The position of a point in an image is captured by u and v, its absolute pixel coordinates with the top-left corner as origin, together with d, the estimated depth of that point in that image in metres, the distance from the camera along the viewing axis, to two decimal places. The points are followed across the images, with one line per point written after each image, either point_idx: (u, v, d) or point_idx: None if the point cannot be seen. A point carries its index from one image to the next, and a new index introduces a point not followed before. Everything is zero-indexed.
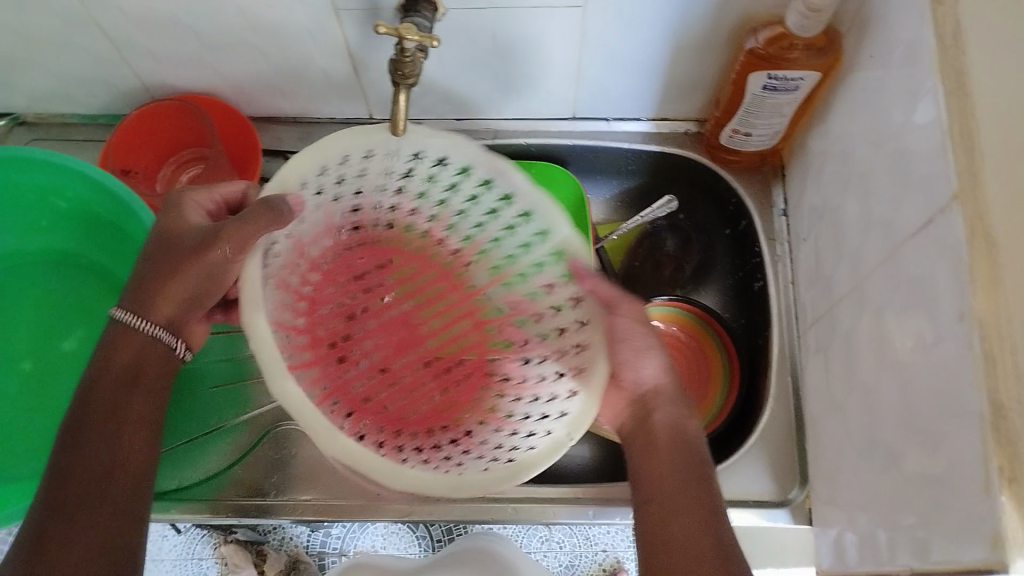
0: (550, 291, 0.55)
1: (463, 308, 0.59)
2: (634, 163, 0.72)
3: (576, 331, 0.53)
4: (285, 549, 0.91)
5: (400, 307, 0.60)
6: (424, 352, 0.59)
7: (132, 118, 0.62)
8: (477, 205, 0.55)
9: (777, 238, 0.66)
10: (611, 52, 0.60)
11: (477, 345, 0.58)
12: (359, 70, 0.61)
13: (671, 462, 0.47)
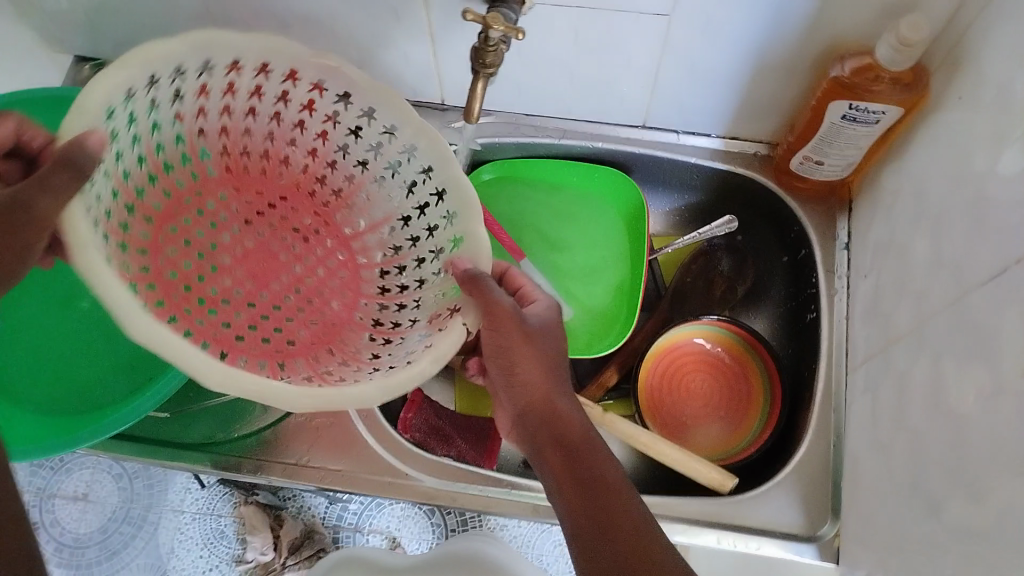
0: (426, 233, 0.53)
1: (324, 243, 0.60)
2: (698, 178, 0.71)
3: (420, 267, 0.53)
4: (301, 518, 0.95)
5: (251, 239, 0.60)
6: (289, 277, 0.59)
7: None
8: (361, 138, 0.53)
9: (836, 271, 0.65)
10: (693, 65, 0.59)
11: (348, 268, 0.58)
12: (438, 55, 0.62)
13: (596, 468, 0.48)
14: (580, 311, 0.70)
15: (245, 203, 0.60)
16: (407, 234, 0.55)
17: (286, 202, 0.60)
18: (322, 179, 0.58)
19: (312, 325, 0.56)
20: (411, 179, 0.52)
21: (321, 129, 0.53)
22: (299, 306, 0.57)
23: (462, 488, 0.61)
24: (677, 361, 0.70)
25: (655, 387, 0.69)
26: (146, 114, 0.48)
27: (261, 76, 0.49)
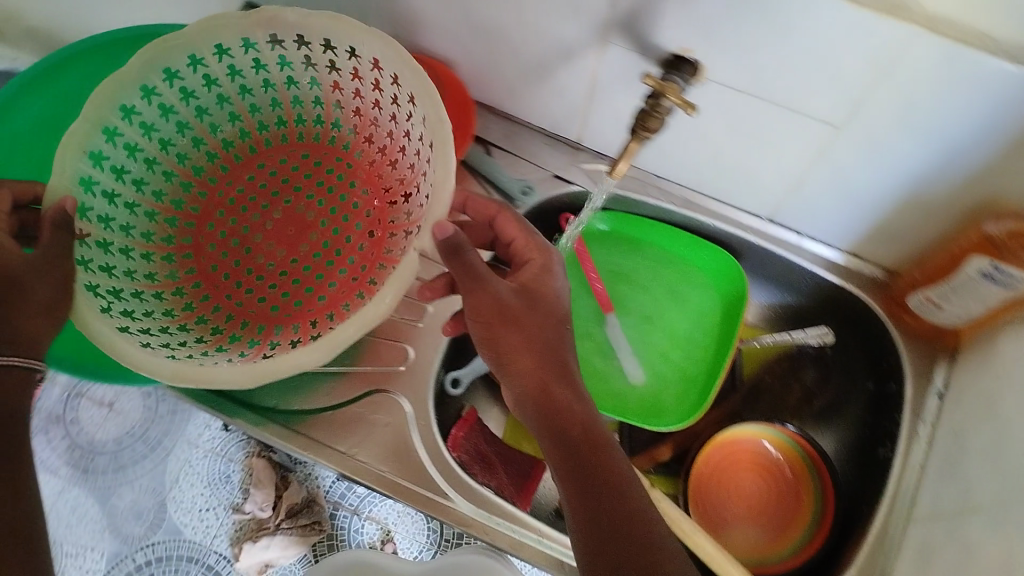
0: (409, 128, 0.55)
1: (349, 175, 0.63)
2: (806, 285, 0.70)
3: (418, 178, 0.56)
4: (306, 485, 1.01)
5: (279, 208, 0.64)
6: (321, 231, 0.63)
7: None
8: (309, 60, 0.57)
9: (921, 417, 0.63)
10: (842, 177, 0.58)
11: (374, 197, 0.62)
12: (593, 99, 0.62)
13: (576, 423, 0.49)
14: (652, 382, 0.71)
15: (265, 178, 0.64)
16: (405, 160, 0.59)
17: (309, 164, 0.64)
18: (341, 119, 0.63)
19: (344, 275, 0.61)
20: (391, 97, 0.56)
21: (344, 81, 0.58)
22: (340, 251, 0.62)
23: (495, 524, 0.61)
24: (734, 456, 0.69)
25: (705, 474, 0.68)
26: (128, 121, 0.57)
27: (261, 51, 0.57)
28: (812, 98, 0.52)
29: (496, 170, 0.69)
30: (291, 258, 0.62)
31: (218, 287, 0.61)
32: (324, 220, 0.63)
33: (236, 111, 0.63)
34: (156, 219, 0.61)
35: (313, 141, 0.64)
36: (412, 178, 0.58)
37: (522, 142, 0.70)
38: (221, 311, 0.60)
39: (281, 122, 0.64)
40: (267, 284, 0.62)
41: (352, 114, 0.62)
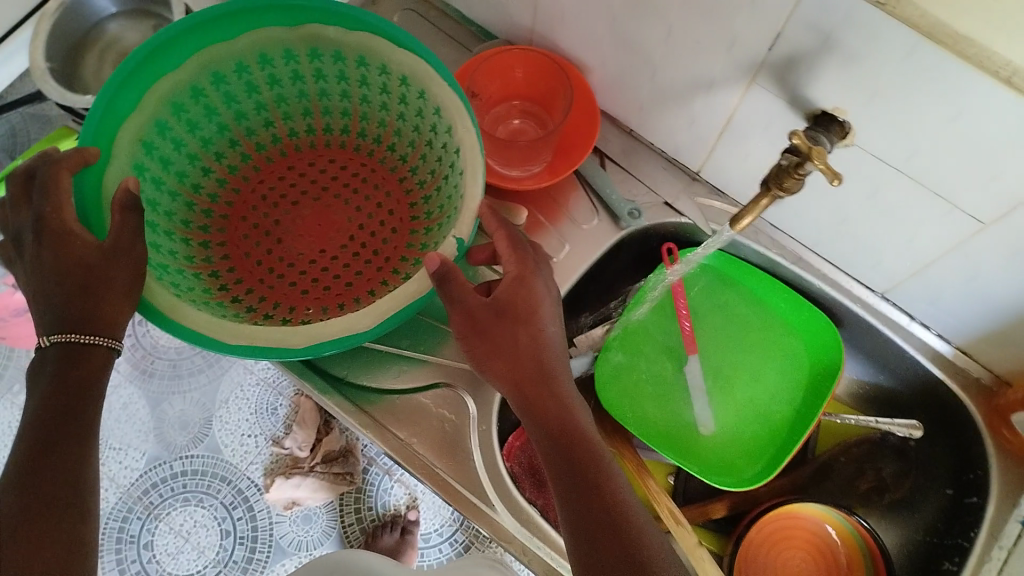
0: (442, 133, 0.57)
1: (375, 178, 0.63)
2: (905, 370, 0.66)
3: (449, 180, 0.57)
4: (347, 436, 1.03)
5: (309, 203, 0.63)
6: (348, 226, 0.62)
7: (497, 55, 0.61)
8: (369, 85, 0.59)
9: (998, 539, 0.59)
10: (971, 274, 0.54)
11: (394, 201, 0.62)
12: (725, 136, 0.58)
13: (556, 418, 0.49)
14: (725, 435, 0.68)
15: (297, 178, 0.63)
16: (428, 163, 0.60)
17: (337, 167, 0.63)
18: (365, 119, 0.62)
19: (368, 266, 0.60)
20: (418, 108, 0.58)
21: (381, 98, 0.60)
22: (361, 246, 0.61)
23: (536, 547, 0.60)
24: (792, 532, 0.66)
25: (758, 541, 0.65)
26: (191, 134, 0.58)
27: (303, 60, 0.57)
28: (963, 189, 0.48)
29: (608, 185, 0.66)
30: (320, 248, 0.61)
31: (250, 272, 0.59)
32: (356, 217, 0.62)
33: (270, 113, 0.61)
34: (194, 209, 0.60)
35: (338, 143, 0.64)
36: (435, 180, 0.60)
37: (640, 161, 0.67)
38: (244, 288, 0.59)
39: (304, 118, 0.62)
40: (297, 273, 0.60)
41: (382, 120, 0.61)
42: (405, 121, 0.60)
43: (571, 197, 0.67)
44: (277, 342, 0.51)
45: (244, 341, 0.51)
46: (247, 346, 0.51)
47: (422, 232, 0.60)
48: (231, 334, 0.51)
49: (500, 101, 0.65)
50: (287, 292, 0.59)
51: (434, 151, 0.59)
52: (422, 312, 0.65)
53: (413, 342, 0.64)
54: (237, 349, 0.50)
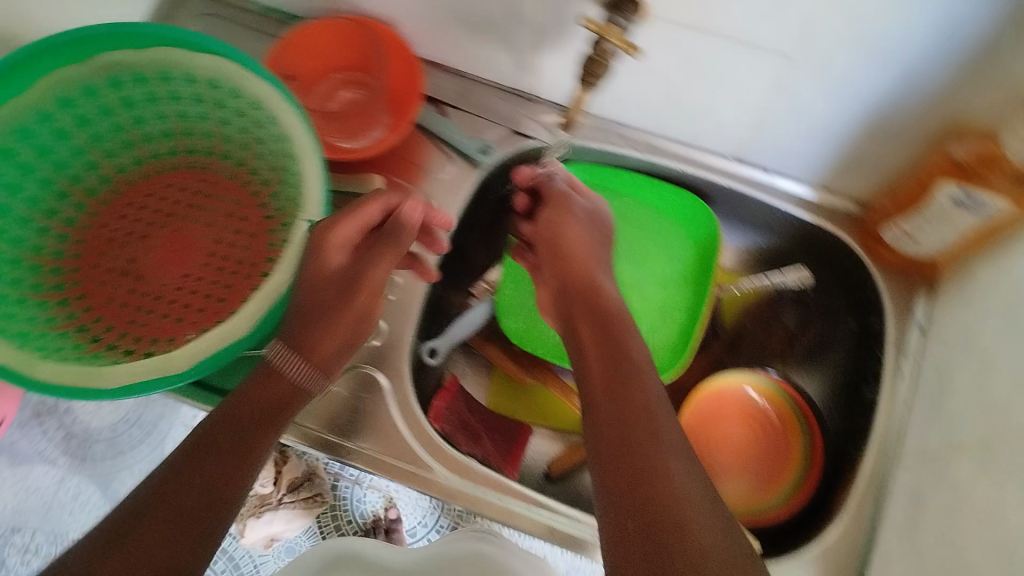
0: (265, 125, 0.56)
1: (216, 190, 0.62)
2: (780, 223, 0.68)
3: (284, 168, 0.57)
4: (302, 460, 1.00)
5: (161, 235, 0.63)
6: (204, 246, 0.62)
7: (293, 34, 0.61)
8: (183, 99, 0.57)
9: (904, 352, 0.61)
10: (805, 106, 0.56)
11: (244, 208, 0.61)
12: (542, 46, 0.58)
13: (634, 396, 0.48)
14: None
15: (141, 210, 0.62)
16: (266, 161, 0.58)
17: (176, 191, 0.62)
18: (190, 134, 0.60)
19: (232, 277, 0.60)
20: (235, 108, 0.56)
21: (198, 109, 0.58)
22: (222, 261, 0.61)
23: (482, 493, 0.59)
24: (720, 409, 0.67)
25: (693, 428, 0.66)
26: (13, 195, 0.54)
27: (105, 93, 0.55)
28: (765, 29, 0.49)
29: (451, 130, 0.66)
30: (184, 274, 0.62)
31: (117, 315, 0.58)
32: (209, 232, 0.62)
33: (91, 155, 0.58)
34: (42, 269, 0.56)
35: (172, 166, 0.62)
36: (277, 176, 0.58)
37: (475, 98, 0.66)
38: (117, 332, 0.57)
39: (128, 151, 0.60)
40: (165, 303, 0.60)
41: (207, 131, 0.59)
42: (228, 125, 0.58)
43: (421, 150, 0.67)
44: (154, 372, 0.49)
45: (119, 381, 0.49)
46: (117, 388, 0.49)
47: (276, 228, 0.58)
48: (100, 380, 0.49)
49: (320, 79, 0.65)
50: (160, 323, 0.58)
51: (264, 145, 0.57)
52: None
53: None
54: (112, 393, 0.49)
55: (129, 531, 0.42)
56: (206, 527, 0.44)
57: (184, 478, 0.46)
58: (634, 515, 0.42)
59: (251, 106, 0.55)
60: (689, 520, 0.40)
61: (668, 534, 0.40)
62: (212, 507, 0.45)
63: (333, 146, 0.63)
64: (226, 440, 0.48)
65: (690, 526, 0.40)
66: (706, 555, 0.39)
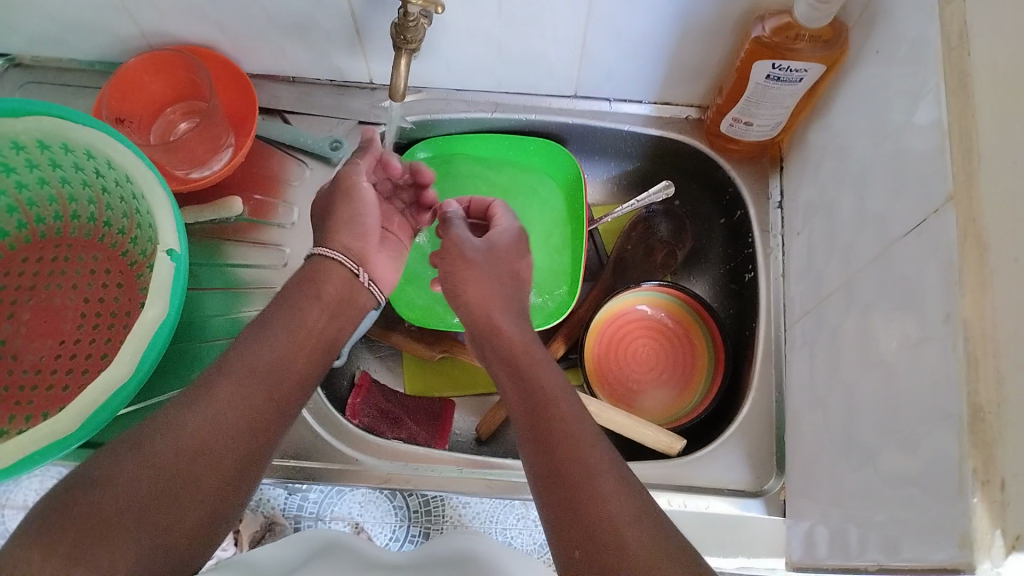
0: (101, 170, 0.58)
1: (75, 253, 0.61)
2: (633, 146, 0.71)
3: (128, 203, 0.59)
4: None
5: (27, 312, 0.60)
6: (77, 308, 0.60)
7: (110, 83, 0.61)
8: (14, 171, 0.58)
9: (770, 231, 0.65)
10: (616, 30, 0.59)
11: (108, 259, 0.61)
12: (361, 31, 0.60)
13: (538, 385, 0.50)
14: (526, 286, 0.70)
15: (0, 294, 0.60)
16: (116, 210, 0.60)
17: (36, 270, 0.61)
18: (34, 204, 0.60)
19: (110, 330, 0.60)
20: (69, 162, 0.57)
21: (31, 175, 0.58)
22: (97, 318, 0.60)
23: (415, 470, 0.61)
24: (620, 332, 0.69)
25: (602, 356, 0.69)
26: None
27: None
28: None
29: (301, 134, 0.68)
30: (60, 342, 0.59)
31: (3, 401, 0.55)
32: (78, 295, 0.60)
33: None
34: None
35: (23, 241, 0.61)
36: (131, 221, 0.60)
37: (316, 99, 0.69)
38: (5, 415, 0.54)
39: None
40: (47, 374, 0.57)
41: (51, 195, 0.60)
42: (69, 184, 0.59)
43: (273, 161, 0.68)
44: (44, 441, 0.48)
45: (11, 459, 0.47)
46: (10, 467, 0.47)
47: (143, 272, 0.60)
48: None
49: (155, 117, 0.65)
50: (45, 394, 0.57)
51: (106, 189, 0.59)
52: (203, 341, 0.62)
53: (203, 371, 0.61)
54: (6, 474, 0.47)
55: (89, 493, 0.38)
56: (213, 493, 0.43)
57: (184, 430, 0.43)
58: (547, 479, 0.44)
59: (82, 155, 0.57)
60: (608, 500, 0.41)
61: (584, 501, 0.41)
62: (214, 473, 0.43)
63: (180, 178, 0.63)
64: (216, 417, 0.45)
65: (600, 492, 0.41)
66: (614, 516, 0.40)
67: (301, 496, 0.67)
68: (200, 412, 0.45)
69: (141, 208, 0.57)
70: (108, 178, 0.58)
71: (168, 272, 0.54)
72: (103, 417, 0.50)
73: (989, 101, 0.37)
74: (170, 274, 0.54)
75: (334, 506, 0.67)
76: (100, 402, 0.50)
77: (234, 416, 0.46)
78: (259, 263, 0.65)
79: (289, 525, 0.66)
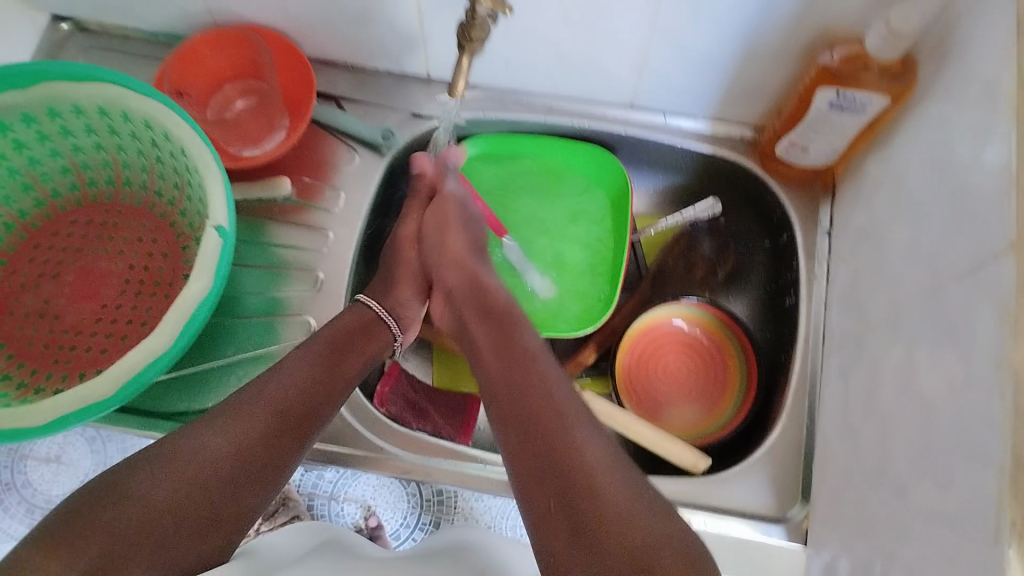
0: (158, 139, 0.58)
1: (124, 218, 0.62)
2: (683, 160, 0.71)
3: (182, 175, 0.59)
4: None
5: (71, 273, 0.61)
6: (120, 273, 0.61)
7: (175, 57, 0.61)
8: (73, 134, 0.59)
9: (816, 258, 0.64)
10: (679, 44, 0.59)
11: (155, 229, 0.62)
12: (425, 25, 0.61)
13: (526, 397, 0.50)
14: (562, 290, 0.70)
15: (48, 252, 0.61)
16: (168, 180, 0.60)
17: (84, 232, 0.62)
18: (88, 167, 0.62)
19: (151, 299, 0.60)
20: (127, 129, 0.58)
21: (88, 139, 0.59)
22: (140, 284, 0.61)
23: (437, 463, 0.61)
24: (652, 345, 0.69)
25: (632, 366, 0.68)
26: None
27: None
28: None
29: (353, 121, 0.68)
30: (102, 306, 0.60)
31: (41, 357, 0.57)
32: (123, 261, 0.61)
33: None
34: None
35: (74, 203, 0.62)
36: (182, 193, 0.60)
37: (371, 88, 0.69)
38: (42, 373, 0.56)
39: (29, 195, 0.60)
40: (87, 336, 0.59)
41: (105, 160, 0.61)
42: (125, 150, 0.60)
43: (325, 145, 0.68)
44: (79, 403, 0.49)
45: (44, 417, 0.48)
46: (46, 425, 0.48)
47: (189, 245, 0.60)
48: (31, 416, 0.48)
49: (213, 92, 0.66)
50: (84, 356, 0.58)
51: (161, 159, 0.59)
52: (241, 317, 0.63)
53: (238, 347, 0.62)
54: (40, 432, 0.48)
55: (110, 507, 0.40)
56: (235, 504, 0.44)
57: (209, 447, 0.45)
58: (528, 477, 0.46)
59: (139, 123, 0.57)
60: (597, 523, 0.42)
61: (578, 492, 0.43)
62: (235, 488, 0.45)
63: (233, 154, 0.64)
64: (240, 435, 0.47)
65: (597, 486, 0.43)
66: (615, 513, 0.42)
67: (316, 474, 0.67)
68: (224, 432, 0.46)
69: (196, 181, 0.57)
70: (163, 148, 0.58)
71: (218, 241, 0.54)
72: (136, 388, 0.51)
73: None
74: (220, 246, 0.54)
75: (349, 488, 0.67)
76: (137, 370, 0.51)
77: (260, 431, 0.47)
78: (299, 244, 0.66)
79: (303, 503, 0.66)
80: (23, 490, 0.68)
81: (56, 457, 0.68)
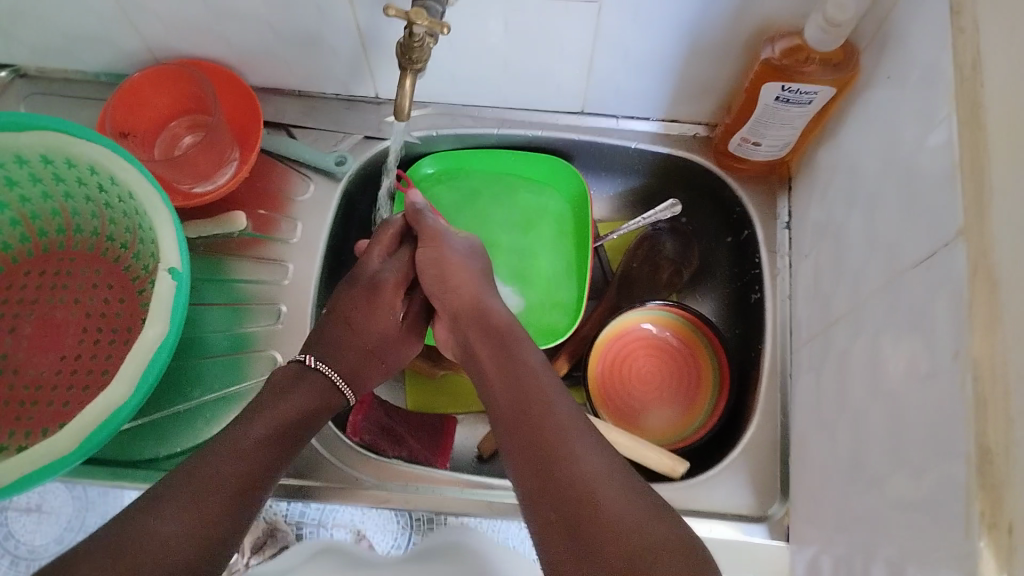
0: (105, 183, 0.57)
1: (77, 266, 0.61)
2: (640, 163, 0.71)
3: (129, 219, 0.59)
4: None
5: (27, 326, 0.59)
6: (76, 322, 0.60)
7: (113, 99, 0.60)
8: (18, 185, 0.58)
9: (778, 251, 0.65)
10: (625, 49, 0.59)
11: (113, 274, 0.61)
12: (367, 48, 0.60)
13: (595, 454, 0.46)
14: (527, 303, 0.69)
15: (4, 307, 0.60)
16: (119, 224, 0.60)
17: (38, 284, 0.61)
18: (38, 218, 0.60)
19: (111, 346, 0.59)
20: (73, 174, 0.57)
21: (34, 188, 0.58)
22: (98, 331, 0.59)
23: (415, 490, 0.60)
24: (624, 351, 0.68)
25: (605, 378, 0.68)
26: None
27: None
28: None
29: (303, 148, 0.67)
30: (61, 357, 0.58)
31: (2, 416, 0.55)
32: (79, 309, 0.60)
33: None
34: None
35: (27, 253, 0.61)
36: (134, 235, 0.59)
37: (320, 113, 0.69)
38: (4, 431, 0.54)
39: None
40: (47, 390, 0.57)
41: (53, 209, 0.60)
42: (73, 196, 0.59)
43: (276, 175, 0.68)
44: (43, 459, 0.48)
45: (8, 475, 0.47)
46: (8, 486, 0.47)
47: (145, 288, 0.59)
48: None
49: (159, 131, 0.65)
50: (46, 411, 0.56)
51: (111, 204, 0.59)
52: (208, 355, 0.62)
53: (204, 389, 0.61)
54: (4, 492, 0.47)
55: (146, 527, 0.42)
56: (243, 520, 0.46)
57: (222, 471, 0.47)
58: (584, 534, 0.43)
59: (81, 168, 0.56)
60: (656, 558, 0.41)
61: (576, 497, 0.44)
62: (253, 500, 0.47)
63: (180, 191, 0.63)
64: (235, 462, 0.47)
65: (587, 495, 0.44)
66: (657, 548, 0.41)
67: (302, 503, 0.60)
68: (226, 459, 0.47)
69: (145, 224, 0.57)
70: (110, 192, 0.57)
71: (175, 283, 0.54)
72: (103, 438, 0.50)
73: (1004, 132, 0.37)
74: (179, 291, 0.54)
75: (337, 513, 0.60)
76: (99, 420, 0.50)
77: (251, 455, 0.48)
78: (261, 278, 0.65)
79: (292, 532, 0.60)
80: (5, 542, 0.64)
81: (37, 505, 0.64)
